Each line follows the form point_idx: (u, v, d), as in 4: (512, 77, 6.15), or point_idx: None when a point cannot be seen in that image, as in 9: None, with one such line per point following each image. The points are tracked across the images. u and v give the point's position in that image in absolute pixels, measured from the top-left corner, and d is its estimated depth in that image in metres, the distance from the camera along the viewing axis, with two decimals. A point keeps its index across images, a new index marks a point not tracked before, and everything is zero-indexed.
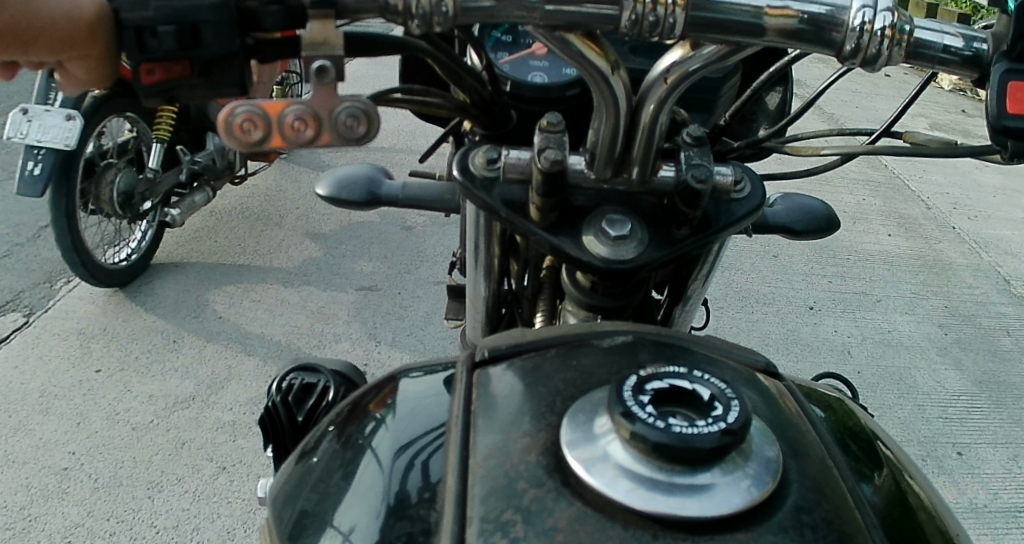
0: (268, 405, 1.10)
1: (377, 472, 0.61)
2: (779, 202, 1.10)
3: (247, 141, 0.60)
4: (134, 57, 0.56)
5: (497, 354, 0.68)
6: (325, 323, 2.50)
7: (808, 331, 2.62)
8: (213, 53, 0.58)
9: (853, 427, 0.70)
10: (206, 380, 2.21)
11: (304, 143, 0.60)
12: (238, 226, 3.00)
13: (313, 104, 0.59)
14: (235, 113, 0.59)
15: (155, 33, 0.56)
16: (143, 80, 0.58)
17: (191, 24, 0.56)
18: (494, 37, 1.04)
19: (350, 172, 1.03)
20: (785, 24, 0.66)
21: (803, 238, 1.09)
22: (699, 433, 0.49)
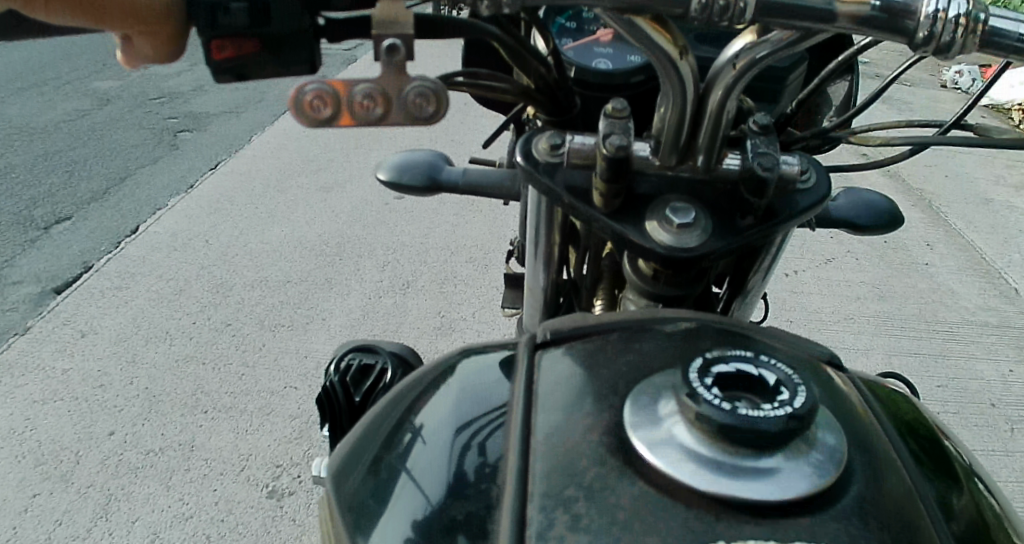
0: (326, 385, 1.13)
1: (437, 450, 0.63)
2: (842, 196, 1.08)
3: (316, 119, 0.61)
4: (205, 33, 0.58)
5: (559, 337, 0.68)
6: (373, 299, 2.51)
7: (867, 321, 2.53)
8: (284, 31, 0.59)
9: (919, 420, 0.69)
10: (256, 352, 2.27)
11: (373, 121, 0.61)
12: (291, 212, 3.05)
13: (382, 83, 0.60)
14: (306, 91, 0.60)
15: (227, 11, 0.57)
16: (214, 56, 0.59)
17: (262, 3, 0.57)
18: (559, 24, 1.04)
19: (413, 157, 1.05)
20: (857, 11, 0.65)
21: (867, 234, 1.07)
22: (765, 416, 0.49)
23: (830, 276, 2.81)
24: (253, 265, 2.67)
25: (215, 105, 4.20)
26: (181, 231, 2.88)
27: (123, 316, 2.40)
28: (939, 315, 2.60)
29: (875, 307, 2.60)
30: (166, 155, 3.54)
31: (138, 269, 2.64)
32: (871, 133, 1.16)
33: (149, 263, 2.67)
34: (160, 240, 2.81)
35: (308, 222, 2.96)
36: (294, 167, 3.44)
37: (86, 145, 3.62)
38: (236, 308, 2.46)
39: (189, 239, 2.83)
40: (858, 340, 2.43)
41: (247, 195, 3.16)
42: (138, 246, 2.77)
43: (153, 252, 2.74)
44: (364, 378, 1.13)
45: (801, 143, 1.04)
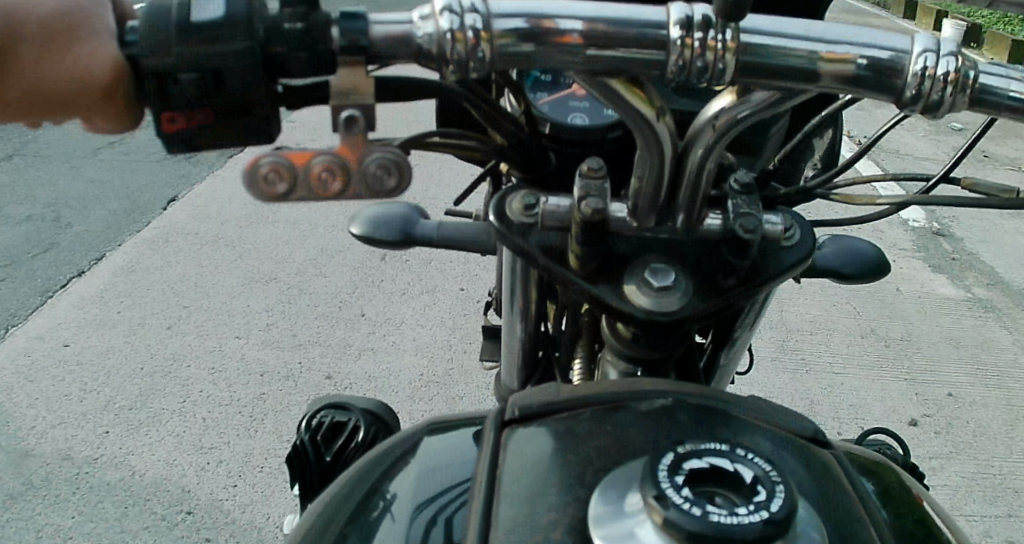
0: (295, 443, 1.09)
1: (399, 533, 0.60)
2: (828, 243, 1.05)
3: (271, 192, 0.58)
4: (154, 103, 0.55)
5: (529, 413, 0.65)
6: None
7: (835, 388, 2.62)
8: (239, 100, 0.55)
9: (911, 505, 0.65)
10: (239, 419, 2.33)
11: (331, 195, 0.58)
12: (268, 280, 3.07)
13: (342, 155, 0.57)
14: (261, 164, 0.57)
15: (177, 80, 0.54)
16: (165, 128, 0.56)
17: (213, 71, 0.54)
18: (534, 77, 1.02)
19: (386, 208, 1.01)
20: (843, 70, 0.63)
21: (852, 283, 1.04)
22: (739, 522, 0.45)
23: (803, 338, 2.89)
24: (226, 347, 2.68)
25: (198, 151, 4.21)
26: (157, 305, 2.89)
27: (87, 405, 2.41)
28: (904, 378, 2.70)
29: (846, 389, 2.63)
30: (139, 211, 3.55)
31: (120, 327, 2.66)
32: (854, 184, 1.14)
33: (117, 345, 2.68)
34: (136, 314, 2.84)
35: (284, 294, 2.99)
36: (273, 231, 3.46)
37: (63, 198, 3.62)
38: (209, 382, 2.46)
39: (163, 314, 2.84)
40: (824, 405, 2.53)
41: (226, 262, 3.18)
42: (112, 324, 2.79)
43: (126, 329, 2.76)
44: (335, 437, 1.09)
45: (785, 196, 1.02)
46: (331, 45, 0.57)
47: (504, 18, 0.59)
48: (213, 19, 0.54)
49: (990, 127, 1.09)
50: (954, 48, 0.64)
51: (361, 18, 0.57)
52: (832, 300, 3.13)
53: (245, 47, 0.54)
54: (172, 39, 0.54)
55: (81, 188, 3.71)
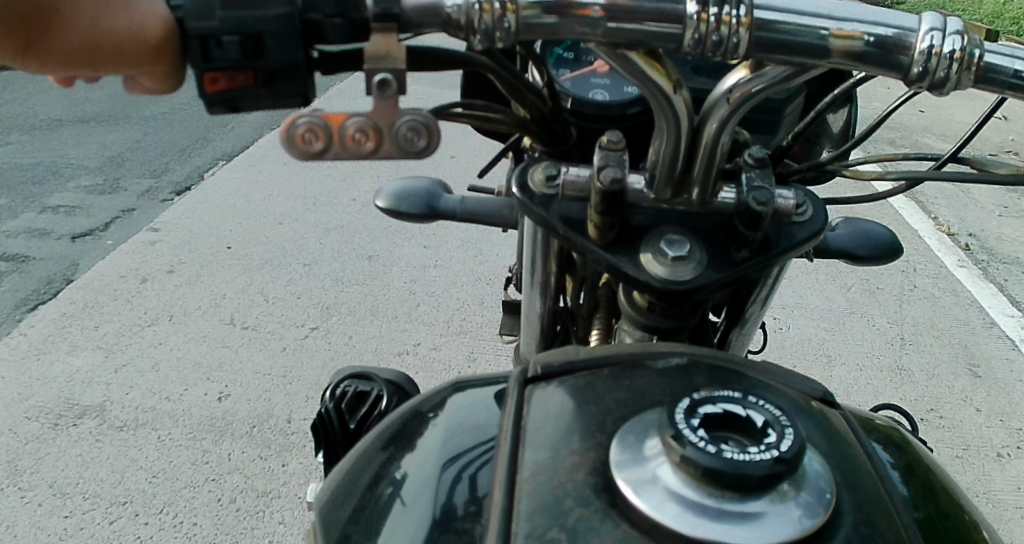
0: (321, 412, 1.12)
1: (426, 485, 0.63)
2: (842, 226, 1.08)
3: (308, 151, 0.61)
4: (199, 66, 0.58)
5: (551, 371, 0.68)
6: (365, 343, 2.54)
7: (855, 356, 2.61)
8: (278, 64, 0.59)
9: (919, 470, 0.67)
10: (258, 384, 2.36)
11: (365, 154, 0.61)
12: (280, 246, 3.08)
13: (374, 116, 0.60)
14: (298, 124, 0.61)
15: (220, 43, 0.58)
16: (207, 88, 0.59)
17: (254, 34, 0.58)
18: (557, 55, 1.07)
19: (410, 185, 1.04)
20: (851, 46, 0.66)
21: (865, 264, 1.07)
22: (749, 460, 0.48)
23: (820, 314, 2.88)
24: (242, 305, 2.70)
25: (213, 132, 4.25)
26: (171, 266, 2.91)
27: (103, 360, 2.43)
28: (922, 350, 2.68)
29: (862, 353, 2.61)
30: (153, 178, 3.58)
31: (144, 301, 2.71)
32: (867, 164, 1.16)
33: (132, 300, 2.70)
34: (150, 277, 2.85)
35: (298, 257, 3.00)
36: (285, 197, 3.46)
37: (78, 165, 3.65)
38: (225, 350, 2.49)
39: (176, 274, 2.85)
40: (844, 373, 2.53)
41: (240, 229, 3.19)
42: (126, 282, 2.80)
43: (142, 289, 2.77)
44: (359, 405, 1.12)
45: (799, 174, 1.05)
46: (364, 14, 0.61)
47: None
48: None
49: (999, 108, 1.11)
50: (960, 28, 0.66)
51: None
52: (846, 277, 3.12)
53: (284, 13, 0.58)
54: (216, 7, 0.57)
55: (96, 158, 3.73)
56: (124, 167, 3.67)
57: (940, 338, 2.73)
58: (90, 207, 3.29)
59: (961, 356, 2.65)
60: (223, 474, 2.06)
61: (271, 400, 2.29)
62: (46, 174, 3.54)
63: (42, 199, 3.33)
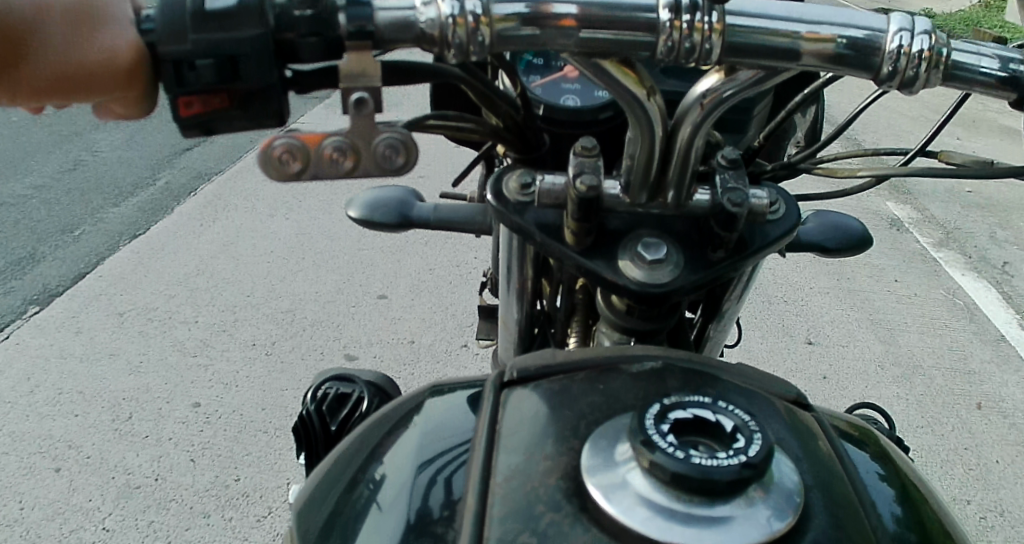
0: (303, 413, 1.13)
1: (401, 489, 0.63)
2: (812, 219, 1.09)
3: (286, 173, 0.61)
4: (173, 90, 0.59)
5: (526, 375, 0.68)
6: (346, 353, 2.58)
7: (830, 362, 2.66)
8: (253, 85, 0.59)
9: (888, 469, 0.69)
10: (241, 399, 2.39)
11: (342, 174, 0.61)
12: (265, 264, 3.10)
13: (352, 136, 0.60)
14: (274, 145, 0.60)
15: (194, 67, 0.58)
16: (181, 112, 0.60)
17: (229, 57, 0.58)
18: (526, 60, 1.07)
19: (382, 194, 1.05)
20: (823, 49, 0.66)
21: (835, 256, 1.08)
22: (718, 465, 0.49)
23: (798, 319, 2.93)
24: (227, 325, 2.72)
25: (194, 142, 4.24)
26: (155, 287, 2.92)
27: (85, 379, 2.45)
28: (898, 355, 2.73)
29: (841, 367, 2.66)
30: (142, 199, 3.60)
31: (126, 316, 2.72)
32: (836, 159, 1.17)
33: (116, 324, 2.71)
34: (132, 293, 2.87)
35: (283, 277, 3.03)
36: (272, 215, 3.50)
37: (67, 188, 3.67)
38: (208, 364, 2.52)
39: (160, 291, 2.89)
40: (819, 380, 2.58)
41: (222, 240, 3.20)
42: (114, 305, 2.82)
43: (125, 304, 2.80)
44: (340, 407, 1.12)
45: (770, 173, 1.06)
46: (337, 31, 0.62)
47: (504, 3, 0.63)
48: (228, 7, 0.57)
49: (964, 103, 1.13)
50: (928, 27, 0.67)
51: (365, 5, 0.62)
52: (825, 282, 3.16)
53: (258, 34, 0.58)
54: (189, 28, 0.57)
55: (82, 177, 3.74)
56: (111, 187, 3.68)
57: (920, 348, 2.78)
58: (81, 231, 3.30)
59: (940, 366, 2.70)
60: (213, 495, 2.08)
61: (255, 415, 2.33)
62: (37, 199, 3.55)
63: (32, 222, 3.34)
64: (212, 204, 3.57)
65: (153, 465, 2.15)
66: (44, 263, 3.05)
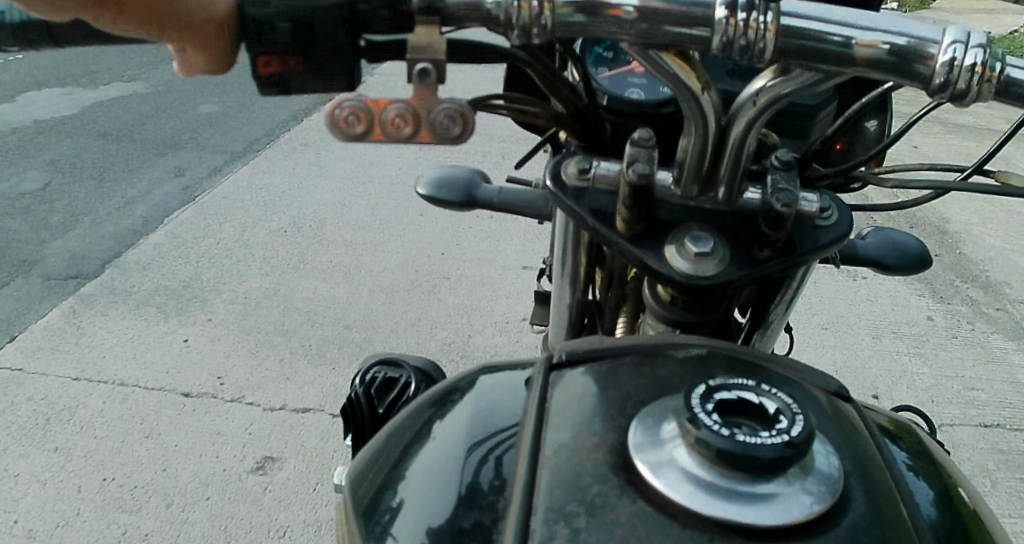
0: (350, 396, 1.17)
1: (455, 462, 0.66)
2: (873, 236, 1.10)
3: (350, 133, 0.66)
4: (253, 49, 0.64)
5: (576, 358, 0.70)
6: (394, 325, 2.58)
7: (884, 353, 2.59)
8: (325, 50, 0.64)
9: (928, 468, 0.69)
10: (292, 359, 2.41)
11: (402, 139, 0.66)
12: (315, 240, 3.12)
13: (413, 103, 0.65)
14: (342, 107, 0.65)
15: (273, 29, 0.63)
16: (260, 70, 0.65)
17: (306, 23, 0.63)
18: (596, 52, 1.10)
19: (450, 172, 1.10)
20: (872, 53, 0.67)
21: (893, 274, 1.08)
22: (761, 443, 0.51)
23: (852, 306, 2.86)
24: (275, 290, 2.74)
25: (248, 125, 4.32)
26: (207, 256, 2.96)
27: (143, 335, 2.49)
28: (956, 351, 2.64)
29: (898, 356, 2.57)
30: (195, 179, 3.67)
31: (182, 283, 2.78)
32: (896, 174, 1.17)
33: (166, 288, 2.75)
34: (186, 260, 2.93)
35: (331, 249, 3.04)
36: (319, 191, 3.53)
37: (120, 167, 3.75)
38: (262, 327, 2.55)
39: (212, 259, 2.93)
40: (872, 369, 2.51)
41: (274, 219, 3.23)
42: (163, 270, 2.85)
43: (181, 273, 2.86)
44: (388, 390, 1.16)
45: (826, 179, 1.08)
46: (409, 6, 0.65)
47: None
48: None
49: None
50: (983, 40, 0.67)
51: None
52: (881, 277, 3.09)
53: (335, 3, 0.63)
54: None
55: (146, 154, 3.86)
56: (163, 166, 3.76)
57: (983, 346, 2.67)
58: (135, 208, 3.37)
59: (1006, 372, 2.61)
60: (256, 464, 2.09)
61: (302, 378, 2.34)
62: (89, 177, 3.63)
63: (89, 202, 3.41)
64: (262, 181, 3.62)
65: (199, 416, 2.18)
66: (99, 237, 3.12)
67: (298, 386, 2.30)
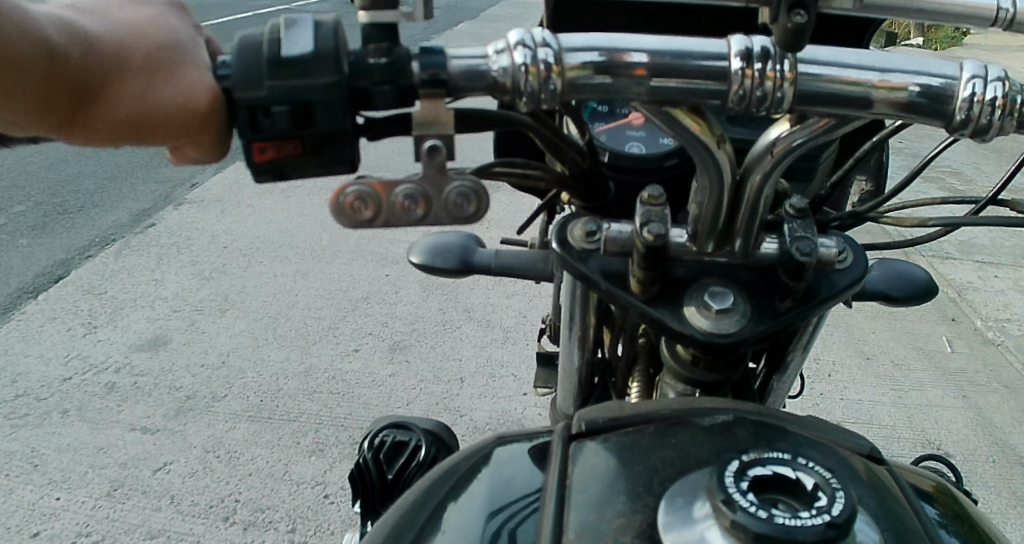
0: (359, 461, 1.13)
1: (468, 536, 0.64)
2: (876, 267, 1.07)
3: (357, 219, 0.64)
4: (247, 135, 0.61)
5: (595, 428, 0.67)
6: (397, 386, 2.59)
7: (888, 403, 2.59)
8: (326, 131, 0.61)
9: (969, 527, 0.66)
10: (296, 421, 2.41)
11: (413, 221, 0.64)
12: (317, 299, 3.10)
13: (423, 185, 0.64)
14: (346, 193, 0.64)
15: (270, 113, 0.60)
16: (256, 156, 0.62)
17: (303, 104, 0.60)
18: (591, 107, 1.10)
19: (444, 239, 1.09)
20: (895, 97, 0.66)
21: (902, 305, 1.05)
22: (803, 524, 0.47)
23: (856, 355, 2.86)
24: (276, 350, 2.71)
25: (251, 180, 4.34)
26: (210, 316, 2.94)
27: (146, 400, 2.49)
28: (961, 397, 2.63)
29: (911, 412, 2.55)
30: (197, 232, 3.67)
31: (183, 343, 2.78)
32: (905, 209, 1.14)
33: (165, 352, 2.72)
34: (188, 321, 2.94)
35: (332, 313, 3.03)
36: (322, 246, 3.55)
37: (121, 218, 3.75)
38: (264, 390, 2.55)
39: (216, 318, 2.93)
40: (877, 420, 2.50)
41: (276, 277, 3.25)
42: (165, 335, 2.83)
43: (182, 332, 2.85)
44: (397, 455, 1.12)
45: (838, 221, 1.05)
46: (411, 79, 0.65)
47: (576, 52, 0.65)
48: (305, 55, 0.59)
49: None
50: (1000, 75, 0.67)
51: (439, 54, 0.65)
52: (883, 323, 3.08)
53: (332, 81, 0.60)
54: (265, 75, 0.60)
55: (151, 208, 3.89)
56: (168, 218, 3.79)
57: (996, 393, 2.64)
58: (137, 262, 3.37)
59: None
60: (262, 525, 2.06)
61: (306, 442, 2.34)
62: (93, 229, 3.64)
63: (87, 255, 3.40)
64: (263, 236, 3.62)
65: (206, 483, 2.19)
66: (100, 294, 3.11)
67: (302, 449, 2.30)
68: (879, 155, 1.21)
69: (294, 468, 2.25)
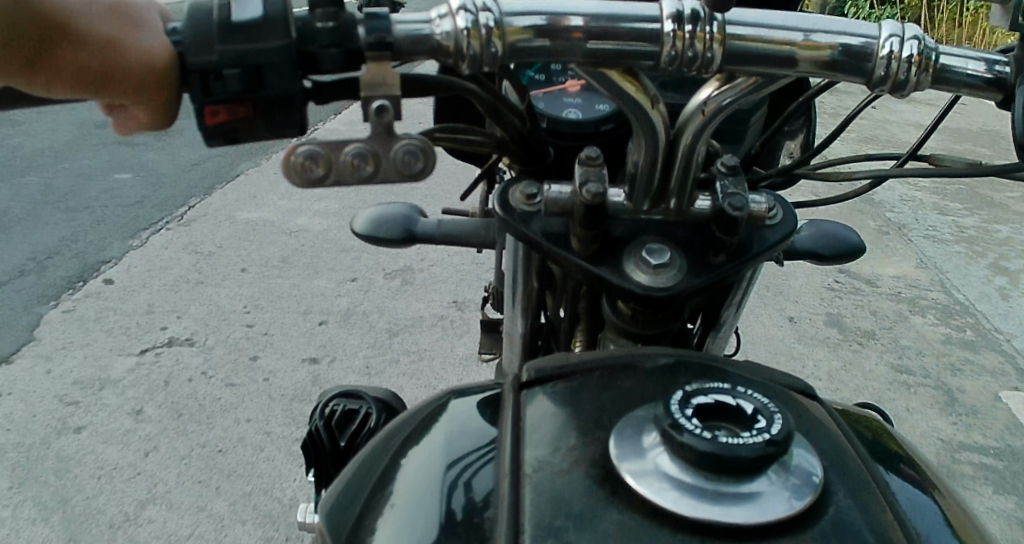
0: (311, 430, 1.13)
1: (429, 484, 0.65)
2: (805, 228, 1.13)
3: (307, 177, 0.65)
4: (199, 99, 0.62)
5: (544, 376, 0.70)
6: (346, 369, 2.62)
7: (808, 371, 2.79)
8: (276, 93, 0.62)
9: (891, 454, 0.71)
10: (247, 410, 2.43)
11: (364, 179, 0.66)
12: (262, 288, 3.07)
13: (373, 145, 0.65)
14: (297, 152, 0.64)
15: (222, 77, 0.61)
16: (208, 119, 0.63)
17: (253, 67, 0.60)
18: (529, 76, 1.13)
19: (386, 210, 1.10)
20: (820, 55, 0.70)
21: (829, 262, 1.12)
22: (744, 442, 0.52)
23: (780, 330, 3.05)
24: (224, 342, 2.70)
25: (181, 166, 4.23)
26: (152, 309, 2.91)
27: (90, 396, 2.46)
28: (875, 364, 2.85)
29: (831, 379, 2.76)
30: (130, 223, 3.57)
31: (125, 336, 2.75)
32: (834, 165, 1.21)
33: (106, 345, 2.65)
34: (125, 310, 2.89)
35: (279, 304, 3.01)
36: (263, 234, 3.53)
37: (48, 211, 3.65)
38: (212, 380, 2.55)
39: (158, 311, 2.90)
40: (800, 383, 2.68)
41: (217, 266, 3.22)
42: (106, 329, 2.78)
43: (124, 324, 2.81)
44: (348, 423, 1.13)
45: (768, 179, 1.10)
46: (358, 44, 0.66)
47: (518, 16, 0.67)
48: (255, 18, 0.60)
49: (954, 102, 1.16)
50: (916, 32, 0.71)
51: (384, 18, 0.66)
52: (805, 298, 3.29)
53: (283, 44, 0.60)
54: (215, 40, 0.60)
55: (78, 199, 3.78)
56: (97, 211, 3.69)
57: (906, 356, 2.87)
58: (67, 255, 3.29)
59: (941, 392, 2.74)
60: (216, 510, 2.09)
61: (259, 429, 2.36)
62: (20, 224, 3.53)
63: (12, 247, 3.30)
64: (200, 230, 3.55)
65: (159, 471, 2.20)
66: (32, 288, 3.02)
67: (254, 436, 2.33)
68: (804, 117, 1.28)
69: (246, 458, 2.26)
